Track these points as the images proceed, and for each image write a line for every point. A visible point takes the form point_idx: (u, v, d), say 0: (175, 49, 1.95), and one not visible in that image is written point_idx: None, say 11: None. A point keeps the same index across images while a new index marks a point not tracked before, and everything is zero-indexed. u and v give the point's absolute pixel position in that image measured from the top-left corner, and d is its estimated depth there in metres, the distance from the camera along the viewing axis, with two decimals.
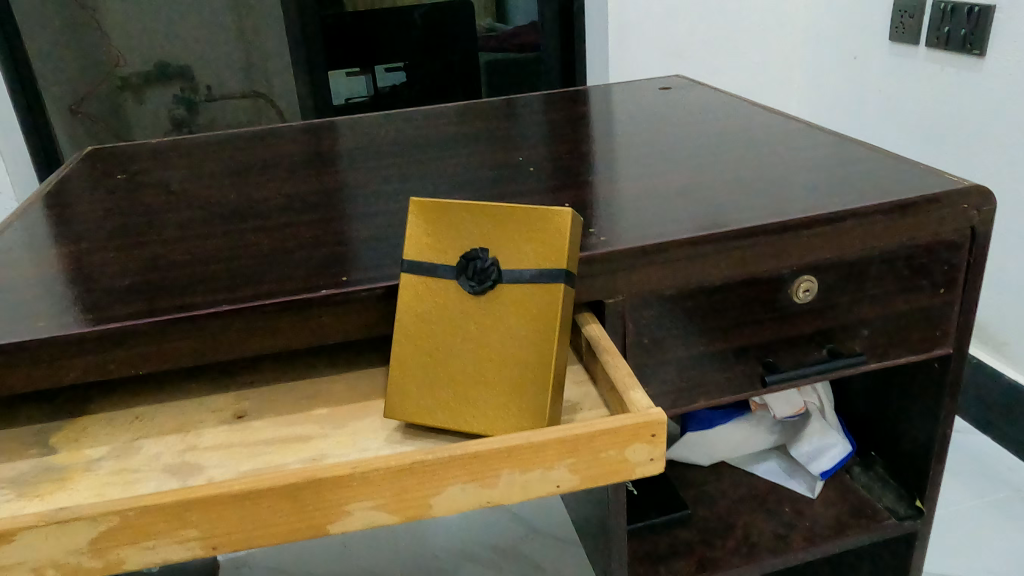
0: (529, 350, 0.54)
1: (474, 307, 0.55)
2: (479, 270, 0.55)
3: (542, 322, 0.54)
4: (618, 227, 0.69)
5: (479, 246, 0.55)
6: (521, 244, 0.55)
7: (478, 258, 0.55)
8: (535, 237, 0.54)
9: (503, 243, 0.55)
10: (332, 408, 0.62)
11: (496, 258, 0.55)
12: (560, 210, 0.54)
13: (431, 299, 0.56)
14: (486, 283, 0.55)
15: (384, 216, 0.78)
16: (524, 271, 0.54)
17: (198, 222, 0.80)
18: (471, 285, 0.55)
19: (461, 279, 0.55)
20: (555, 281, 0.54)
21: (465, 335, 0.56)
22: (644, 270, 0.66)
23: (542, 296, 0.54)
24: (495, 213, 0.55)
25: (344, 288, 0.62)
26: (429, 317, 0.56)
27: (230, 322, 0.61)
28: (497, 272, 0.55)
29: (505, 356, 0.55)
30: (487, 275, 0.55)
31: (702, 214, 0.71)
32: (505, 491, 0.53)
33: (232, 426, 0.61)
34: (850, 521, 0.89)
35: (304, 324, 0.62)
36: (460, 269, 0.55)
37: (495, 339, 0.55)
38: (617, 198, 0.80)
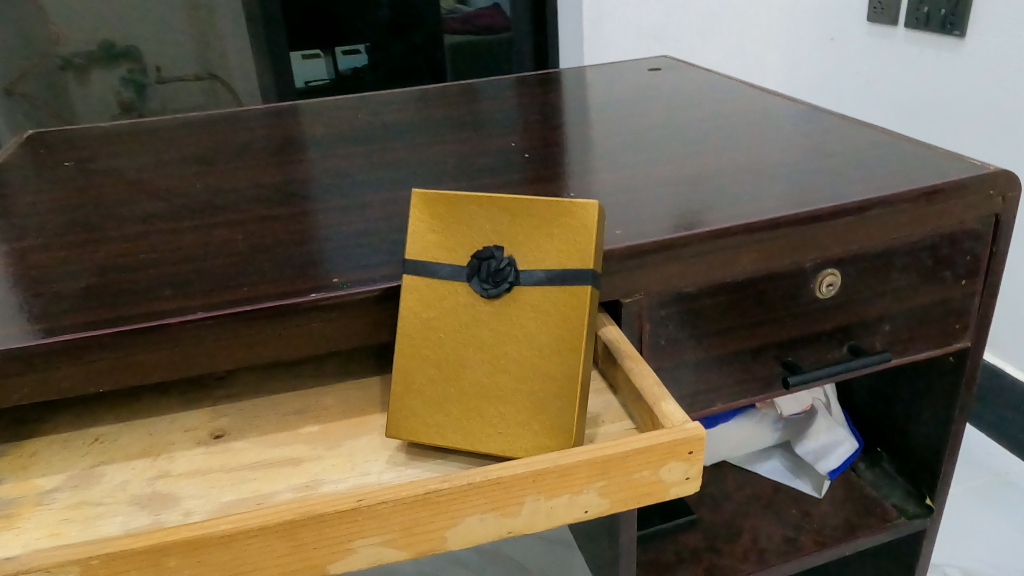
0: (552, 361, 0.48)
1: (488, 312, 0.49)
2: (493, 272, 0.49)
3: (565, 330, 0.48)
4: (633, 218, 0.64)
5: (492, 243, 0.49)
6: (540, 242, 0.48)
7: (492, 258, 0.49)
8: (556, 234, 0.48)
9: (519, 241, 0.49)
10: (324, 424, 0.55)
11: (512, 257, 0.49)
12: (585, 202, 0.48)
13: (439, 303, 0.50)
14: (503, 285, 0.49)
15: (371, 208, 0.71)
16: (545, 272, 0.48)
17: (161, 216, 0.72)
18: (484, 288, 0.49)
19: (473, 281, 0.49)
20: (582, 283, 0.48)
21: (478, 344, 0.49)
22: (663, 266, 0.60)
23: (566, 301, 0.48)
24: (510, 207, 0.49)
25: (337, 290, 0.55)
26: (436, 324, 0.50)
27: (206, 330, 0.54)
28: (514, 273, 0.48)
29: (524, 368, 0.49)
30: (503, 277, 0.48)
31: (718, 204, 0.66)
32: (528, 519, 0.47)
33: (209, 447, 0.54)
34: (860, 521, 0.85)
35: (290, 332, 0.56)
36: (472, 270, 0.49)
37: (513, 349, 0.49)
38: (621, 186, 0.75)
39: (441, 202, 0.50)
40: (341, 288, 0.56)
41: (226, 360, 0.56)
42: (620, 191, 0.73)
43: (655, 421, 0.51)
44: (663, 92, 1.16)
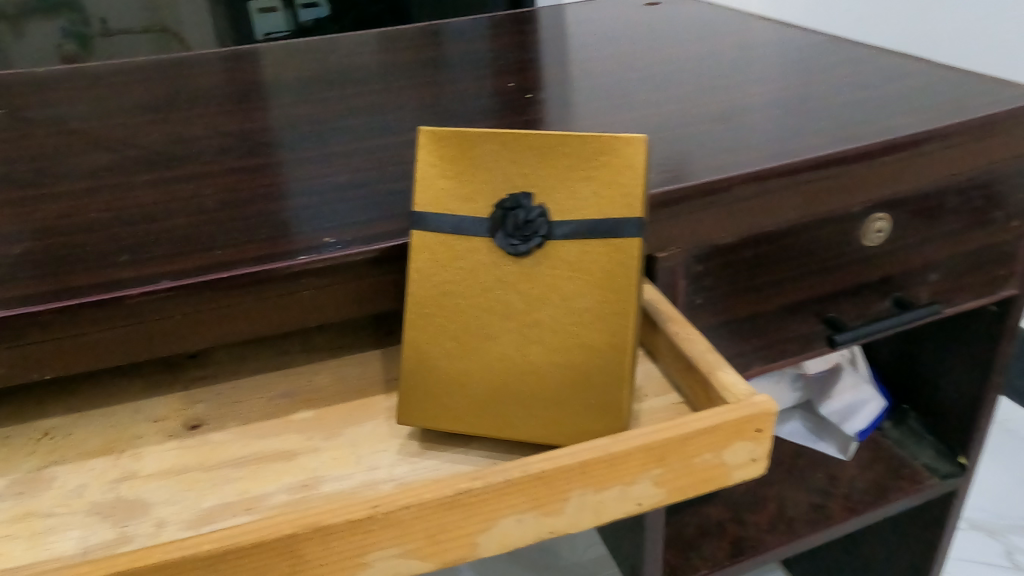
0: (594, 328, 0.40)
1: (516, 272, 0.41)
2: (522, 224, 0.40)
3: (609, 291, 0.40)
4: (665, 156, 0.55)
5: (519, 190, 0.41)
6: (576, 186, 0.40)
7: (520, 208, 0.40)
8: (596, 176, 0.40)
9: (550, 185, 0.40)
10: (319, 409, 0.47)
11: (544, 205, 0.40)
12: (629, 136, 0.39)
13: (455, 263, 0.42)
14: (534, 240, 0.40)
15: (355, 157, 0.61)
16: (581, 222, 0.40)
17: (109, 170, 0.62)
18: (512, 244, 0.41)
19: (497, 236, 0.41)
20: (627, 234, 0.40)
21: (504, 310, 0.41)
22: (703, 214, 0.52)
23: (609, 257, 0.40)
24: (537, 145, 0.40)
25: (328, 251, 0.47)
26: (453, 289, 0.42)
27: (173, 303, 0.45)
28: (547, 225, 0.40)
29: (560, 337, 0.41)
30: (534, 230, 0.40)
31: (755, 139, 0.58)
32: (574, 517, 0.39)
33: (182, 441, 0.46)
34: (889, 483, 0.80)
35: (274, 301, 0.47)
36: (496, 223, 0.41)
37: (547, 315, 0.41)
38: (636, 121, 0.66)
39: (453, 141, 0.42)
40: (333, 248, 0.47)
41: (199, 335, 0.48)
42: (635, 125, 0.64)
43: (711, 394, 0.43)
44: (657, 28, 1.07)
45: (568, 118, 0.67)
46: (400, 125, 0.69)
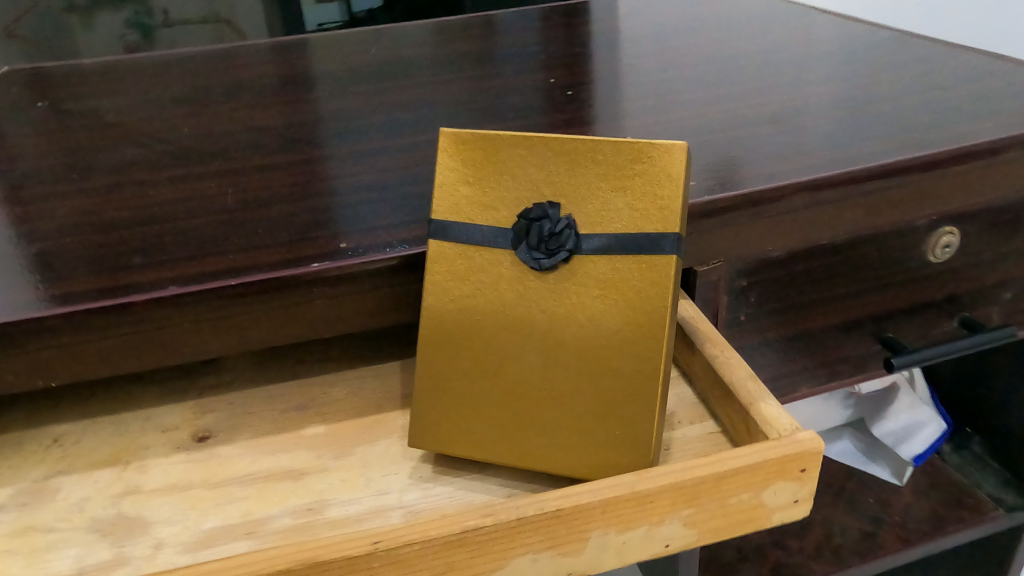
0: (623, 353, 0.37)
1: (539, 289, 0.38)
2: (547, 237, 0.37)
3: (641, 313, 0.37)
4: (711, 161, 0.51)
5: (545, 200, 0.37)
6: (606, 197, 0.37)
7: (545, 219, 0.37)
8: (629, 186, 0.36)
9: (579, 194, 0.37)
10: (331, 425, 0.44)
11: (571, 217, 0.37)
12: (668, 142, 0.36)
13: (475, 276, 0.39)
14: (560, 255, 0.37)
15: (384, 156, 0.59)
16: (612, 236, 0.37)
17: (134, 166, 0.60)
18: (535, 258, 0.37)
19: (520, 249, 0.38)
20: (663, 251, 0.36)
21: (526, 328, 0.38)
22: (750, 226, 0.48)
23: (641, 275, 0.36)
24: (567, 150, 0.37)
25: (342, 258, 0.44)
26: (472, 304, 0.39)
27: (183, 309, 0.43)
28: (574, 238, 0.37)
29: (586, 360, 0.37)
30: (560, 244, 0.37)
31: (811, 145, 0.53)
32: (595, 559, 0.36)
33: (190, 454, 0.44)
34: (948, 513, 0.74)
35: (288, 309, 0.45)
36: (520, 234, 0.38)
37: (572, 336, 0.37)
38: (684, 121, 0.62)
39: (475, 144, 0.39)
40: (347, 255, 0.44)
41: (210, 342, 0.46)
42: (681, 126, 0.59)
43: (752, 427, 0.40)
44: (714, 22, 1.02)
45: (610, 118, 0.63)
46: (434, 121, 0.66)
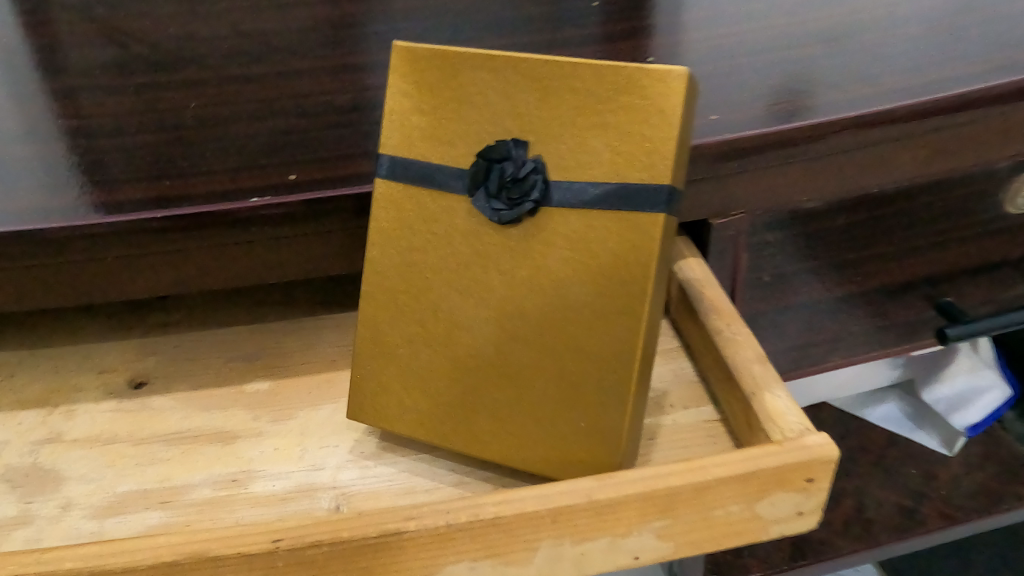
0: (590, 330, 0.30)
1: (499, 246, 0.31)
2: (508, 183, 0.30)
3: (614, 283, 0.30)
4: (746, 87, 0.42)
5: (510, 136, 0.30)
6: (583, 137, 0.29)
7: (508, 161, 0.30)
8: (610, 122, 0.29)
9: (550, 132, 0.30)
10: (277, 381, 0.40)
11: (539, 158, 0.30)
12: (662, 68, 0.28)
13: (425, 227, 0.32)
14: (523, 208, 0.30)
15: (373, 60, 0.51)
16: (587, 185, 0.29)
17: (99, 55, 0.54)
18: (494, 208, 0.30)
19: (477, 198, 0.31)
20: (649, 208, 0.29)
21: (481, 292, 0.32)
22: (782, 172, 0.39)
23: (620, 236, 0.29)
24: (536, 74, 0.30)
25: (287, 192, 0.37)
26: (420, 259, 0.32)
27: (101, 245, 0.36)
28: (540, 188, 0.30)
29: (549, 335, 0.31)
30: (523, 194, 0.30)
31: (874, 66, 0.43)
32: (545, 570, 0.30)
33: (121, 402, 0.39)
34: (1000, 492, 0.67)
35: (226, 251, 0.38)
36: (478, 180, 0.31)
37: (531, 305, 0.31)
38: (727, 21, 0.51)
39: (429, 64, 0.31)
40: (294, 190, 0.37)
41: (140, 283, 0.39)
42: (726, 33, 0.49)
43: (752, 422, 0.33)
44: None
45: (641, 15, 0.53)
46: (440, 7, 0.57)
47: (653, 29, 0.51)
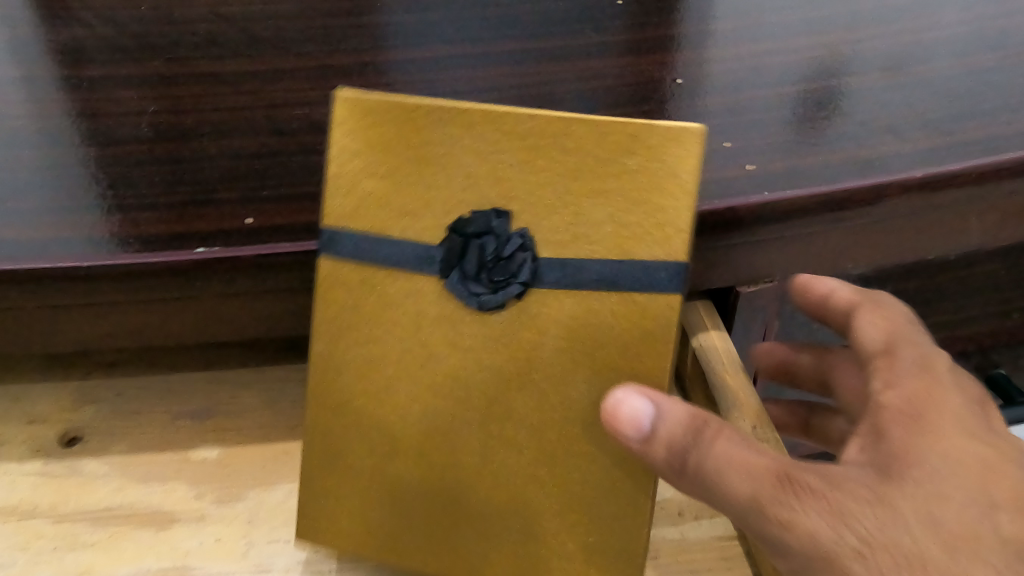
0: (583, 424, 0.28)
1: (476, 332, 0.28)
2: (490, 261, 0.27)
3: (608, 373, 0.27)
4: (793, 124, 0.36)
5: (486, 209, 0.27)
6: (578, 208, 0.26)
7: (489, 235, 0.26)
8: (608, 191, 0.26)
9: (538, 204, 0.27)
10: (229, 449, 0.35)
11: (523, 234, 0.26)
12: (668, 126, 0.26)
13: (385, 317, 0.28)
14: (508, 290, 0.27)
15: (363, 62, 0.45)
16: (585, 262, 0.27)
17: (53, 27, 0.47)
18: (471, 293, 0.27)
19: (451, 281, 0.27)
20: (657, 287, 0.27)
21: (460, 394, 0.28)
22: (828, 237, 0.33)
23: (628, 321, 0.27)
24: (518, 134, 0.26)
25: (239, 242, 0.31)
26: (376, 350, 0.29)
27: (21, 293, 0.31)
28: (527, 267, 0.27)
29: (548, 437, 0.28)
30: (507, 274, 0.27)
31: (950, 99, 0.36)
32: None
33: (47, 464, 0.34)
34: None
35: (169, 305, 0.33)
36: (451, 259, 0.27)
37: (512, 400, 0.28)
38: (776, 21, 0.44)
39: (383, 119, 0.27)
40: (245, 240, 0.32)
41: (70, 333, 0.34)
42: (778, 39, 0.42)
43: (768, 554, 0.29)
44: None
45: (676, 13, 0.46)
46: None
47: (688, 34, 0.44)
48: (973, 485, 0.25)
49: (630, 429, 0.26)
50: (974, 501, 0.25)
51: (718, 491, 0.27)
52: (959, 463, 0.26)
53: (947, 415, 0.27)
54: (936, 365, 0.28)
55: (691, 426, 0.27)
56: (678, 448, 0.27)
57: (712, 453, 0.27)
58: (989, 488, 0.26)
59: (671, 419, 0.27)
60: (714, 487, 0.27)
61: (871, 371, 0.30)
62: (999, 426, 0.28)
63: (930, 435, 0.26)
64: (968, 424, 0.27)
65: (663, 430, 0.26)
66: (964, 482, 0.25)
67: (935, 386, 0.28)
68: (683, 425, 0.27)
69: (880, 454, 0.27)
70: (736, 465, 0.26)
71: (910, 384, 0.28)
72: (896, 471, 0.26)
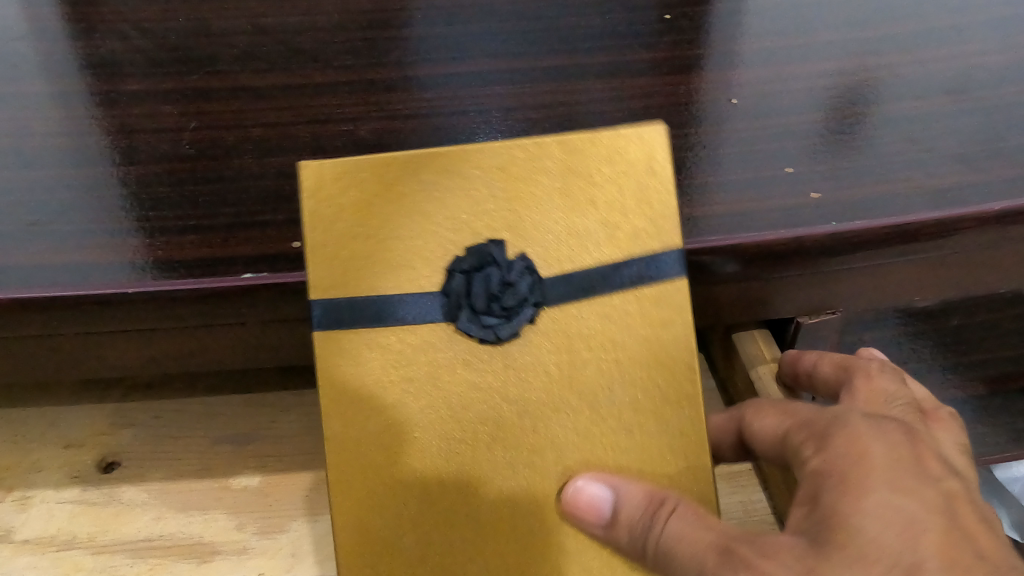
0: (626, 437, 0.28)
1: (494, 368, 0.28)
2: (497, 292, 0.27)
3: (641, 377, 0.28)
4: (860, 149, 0.35)
5: (484, 243, 0.27)
6: (581, 228, 0.28)
7: (489, 267, 0.27)
8: (597, 202, 0.28)
9: (541, 226, 0.27)
10: (271, 477, 0.34)
11: (523, 258, 0.27)
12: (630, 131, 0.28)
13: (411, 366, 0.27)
14: (521, 313, 0.27)
15: (406, 76, 0.44)
16: (589, 275, 0.28)
17: (89, 39, 0.46)
18: (484, 329, 0.27)
19: (464, 320, 0.27)
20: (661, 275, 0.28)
21: (510, 427, 0.28)
22: (895, 268, 0.32)
23: (645, 317, 0.28)
24: (496, 160, 0.27)
25: (286, 267, 0.31)
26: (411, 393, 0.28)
27: (66, 319, 0.31)
28: (534, 287, 0.27)
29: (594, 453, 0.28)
30: (518, 299, 0.27)
31: (1018, 128, 0.35)
32: None
33: (85, 491, 0.33)
34: None
35: (214, 331, 0.32)
36: (458, 298, 0.27)
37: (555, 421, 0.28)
38: (837, 37, 0.42)
39: (352, 184, 0.27)
40: (295, 265, 0.31)
41: (112, 359, 0.33)
42: (833, 58, 0.41)
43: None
44: None
45: (733, 26, 0.44)
46: (487, 6, 0.49)
47: (744, 49, 0.42)
48: (899, 544, 0.23)
49: (591, 513, 0.27)
50: (905, 563, 0.23)
51: (681, 574, 0.26)
52: (887, 523, 0.23)
53: (878, 468, 0.24)
54: (856, 421, 0.26)
55: (649, 504, 0.26)
56: (640, 531, 0.26)
57: (665, 533, 0.26)
58: (923, 549, 0.23)
59: (630, 499, 0.27)
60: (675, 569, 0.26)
61: (801, 436, 0.27)
62: (935, 473, 0.25)
63: (852, 496, 0.24)
64: (899, 477, 0.24)
65: (625, 507, 0.27)
66: (891, 541, 0.23)
67: (858, 436, 0.25)
68: (642, 503, 0.26)
69: (812, 521, 0.24)
70: (684, 545, 0.25)
71: (837, 442, 0.25)
72: (824, 541, 0.23)
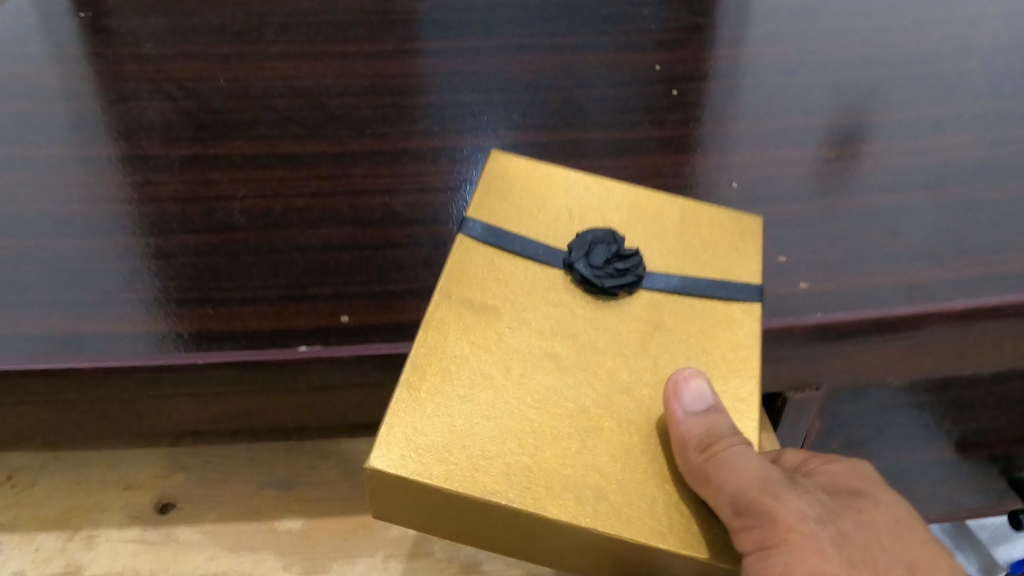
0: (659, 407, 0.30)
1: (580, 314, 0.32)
2: (614, 256, 0.33)
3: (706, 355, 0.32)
4: (846, 240, 0.39)
5: (609, 229, 0.33)
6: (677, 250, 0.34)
7: (612, 243, 0.33)
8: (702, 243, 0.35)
9: (642, 238, 0.34)
10: (312, 520, 0.40)
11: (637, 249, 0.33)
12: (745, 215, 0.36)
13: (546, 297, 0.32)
14: (630, 277, 0.32)
15: (436, 146, 0.47)
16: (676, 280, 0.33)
17: (136, 98, 0.50)
18: (591, 279, 0.32)
19: (581, 265, 0.32)
20: (725, 296, 0.33)
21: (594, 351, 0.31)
22: (871, 352, 0.37)
23: (720, 320, 0.33)
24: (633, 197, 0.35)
25: (336, 342, 0.36)
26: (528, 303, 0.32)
27: (138, 385, 0.35)
28: (638, 265, 0.33)
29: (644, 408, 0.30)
30: (630, 267, 0.33)
31: (982, 226, 0.40)
32: None
33: (146, 531, 0.39)
34: None
35: (267, 394, 0.37)
36: (579, 254, 0.33)
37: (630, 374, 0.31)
38: (830, 123, 0.46)
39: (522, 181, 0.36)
40: (343, 338, 0.36)
41: (173, 415, 0.38)
42: (826, 145, 0.45)
43: None
44: None
45: (736, 104, 0.48)
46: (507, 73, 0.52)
47: (747, 130, 0.46)
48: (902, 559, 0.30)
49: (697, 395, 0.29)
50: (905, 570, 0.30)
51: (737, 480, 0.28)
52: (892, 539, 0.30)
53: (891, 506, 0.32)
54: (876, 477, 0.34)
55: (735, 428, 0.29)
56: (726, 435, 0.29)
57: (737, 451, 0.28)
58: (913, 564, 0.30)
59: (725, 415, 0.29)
60: (729, 473, 0.28)
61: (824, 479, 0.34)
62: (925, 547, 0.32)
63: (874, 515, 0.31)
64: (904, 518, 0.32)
65: (713, 416, 0.29)
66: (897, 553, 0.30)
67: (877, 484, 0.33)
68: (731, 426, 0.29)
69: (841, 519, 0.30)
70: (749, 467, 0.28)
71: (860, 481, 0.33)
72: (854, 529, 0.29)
